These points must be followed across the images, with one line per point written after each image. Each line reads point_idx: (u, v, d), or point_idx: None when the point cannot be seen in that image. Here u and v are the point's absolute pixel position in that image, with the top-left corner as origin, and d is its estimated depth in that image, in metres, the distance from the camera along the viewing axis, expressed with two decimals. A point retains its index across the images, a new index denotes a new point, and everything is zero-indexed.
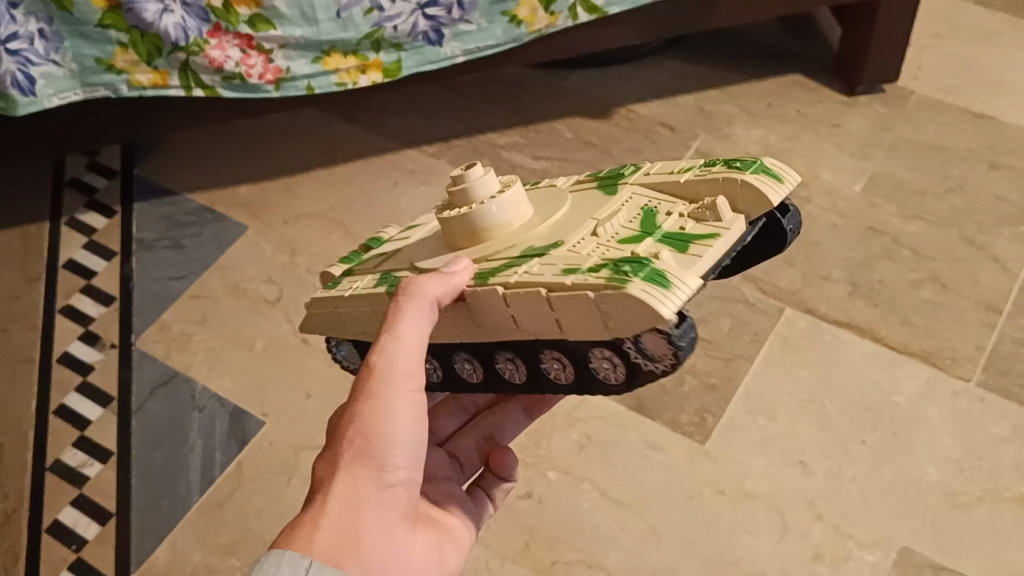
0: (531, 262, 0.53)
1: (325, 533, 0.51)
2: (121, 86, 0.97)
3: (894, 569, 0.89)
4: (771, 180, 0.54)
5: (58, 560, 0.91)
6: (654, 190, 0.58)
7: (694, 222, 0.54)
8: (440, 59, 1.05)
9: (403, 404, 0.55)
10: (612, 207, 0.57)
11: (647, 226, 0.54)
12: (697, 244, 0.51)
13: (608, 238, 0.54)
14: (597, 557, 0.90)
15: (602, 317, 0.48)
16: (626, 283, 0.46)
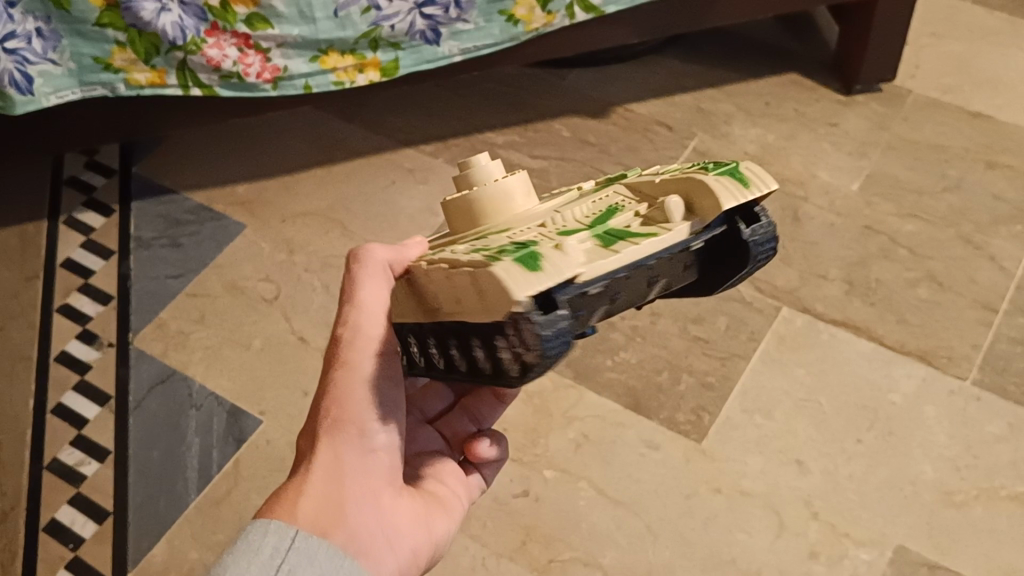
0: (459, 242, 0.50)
1: (310, 496, 0.54)
2: (118, 85, 0.97)
3: (890, 567, 0.90)
4: (729, 183, 0.46)
5: (57, 558, 0.91)
6: (635, 190, 0.52)
7: (647, 223, 0.47)
8: (437, 59, 1.05)
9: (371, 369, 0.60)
10: (582, 203, 0.52)
11: (598, 221, 0.48)
12: (624, 241, 0.45)
13: (553, 229, 0.49)
14: (594, 555, 0.91)
15: (477, 300, 0.43)
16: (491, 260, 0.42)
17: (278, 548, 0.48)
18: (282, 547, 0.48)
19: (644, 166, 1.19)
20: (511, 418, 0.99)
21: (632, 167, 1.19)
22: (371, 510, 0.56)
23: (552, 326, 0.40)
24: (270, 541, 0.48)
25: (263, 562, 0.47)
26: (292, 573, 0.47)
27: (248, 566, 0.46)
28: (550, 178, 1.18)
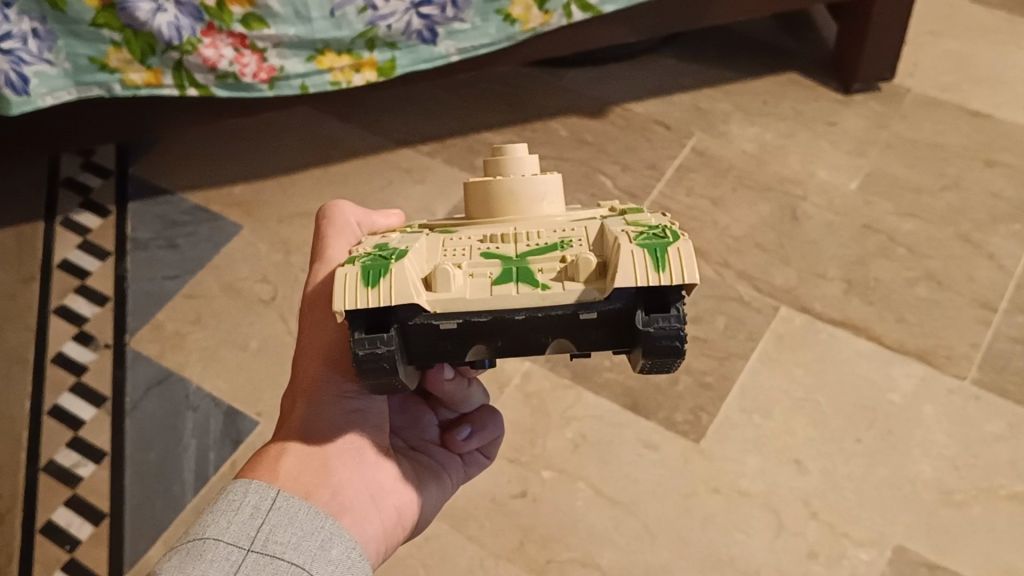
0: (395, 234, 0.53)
1: (292, 456, 0.54)
2: (114, 85, 0.97)
3: (890, 567, 0.89)
4: (637, 264, 0.44)
5: (53, 560, 0.91)
6: (600, 230, 0.52)
7: (561, 271, 0.48)
8: (434, 58, 1.05)
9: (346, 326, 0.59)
10: (548, 228, 0.53)
11: (528, 250, 0.50)
12: (510, 287, 0.46)
13: (490, 245, 0.51)
14: (592, 556, 0.90)
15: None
16: (350, 262, 0.46)
17: (259, 507, 0.47)
18: (262, 506, 0.47)
19: (642, 165, 1.19)
20: (509, 419, 0.98)
21: (630, 166, 1.19)
22: (356, 468, 0.55)
23: (368, 347, 0.44)
24: (250, 500, 0.47)
25: (243, 521, 0.46)
26: (272, 530, 0.46)
27: (227, 525, 0.45)
28: None
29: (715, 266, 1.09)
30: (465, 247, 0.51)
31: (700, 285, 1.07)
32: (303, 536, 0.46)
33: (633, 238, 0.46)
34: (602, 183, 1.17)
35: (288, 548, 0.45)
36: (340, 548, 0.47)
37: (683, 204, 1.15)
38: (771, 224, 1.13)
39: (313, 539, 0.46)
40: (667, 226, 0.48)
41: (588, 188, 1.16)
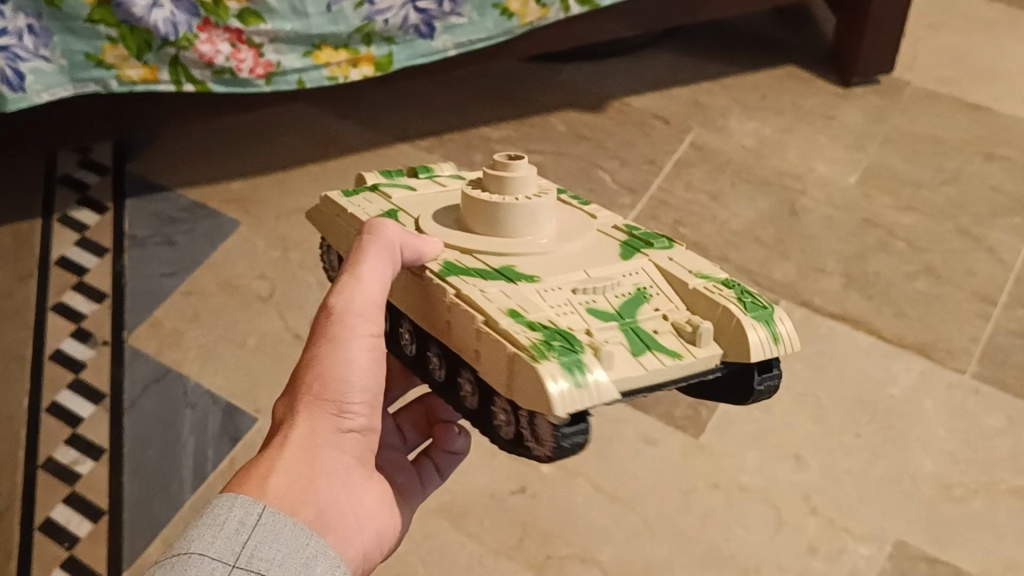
0: (497, 285, 0.57)
1: (285, 471, 0.51)
2: (110, 82, 0.95)
3: (890, 562, 0.88)
4: (764, 340, 0.57)
5: (51, 558, 0.90)
6: (661, 275, 0.62)
7: (670, 332, 0.58)
8: (431, 53, 1.04)
9: (361, 345, 0.55)
10: (615, 272, 0.61)
11: (627, 310, 0.58)
12: (653, 356, 0.55)
13: (584, 299, 0.58)
14: (591, 551, 0.89)
15: (509, 376, 0.52)
16: (540, 359, 0.50)
17: (244, 522, 0.46)
18: (247, 522, 0.46)
19: (641, 160, 1.18)
20: None
21: (629, 161, 1.18)
22: (341, 486, 0.54)
23: (568, 437, 0.52)
24: (236, 514, 0.46)
25: (228, 536, 0.45)
26: (257, 548, 0.45)
27: (213, 539, 0.44)
28: (546, 173, 1.16)
29: (714, 260, 1.08)
30: (567, 303, 0.57)
31: None
32: (288, 553, 0.45)
33: (736, 301, 0.59)
34: (601, 177, 1.16)
35: (272, 565, 0.44)
36: (325, 566, 0.46)
37: (682, 197, 1.14)
38: (771, 219, 1.13)
39: (298, 557, 0.45)
40: (744, 288, 0.61)
41: (587, 183, 1.15)
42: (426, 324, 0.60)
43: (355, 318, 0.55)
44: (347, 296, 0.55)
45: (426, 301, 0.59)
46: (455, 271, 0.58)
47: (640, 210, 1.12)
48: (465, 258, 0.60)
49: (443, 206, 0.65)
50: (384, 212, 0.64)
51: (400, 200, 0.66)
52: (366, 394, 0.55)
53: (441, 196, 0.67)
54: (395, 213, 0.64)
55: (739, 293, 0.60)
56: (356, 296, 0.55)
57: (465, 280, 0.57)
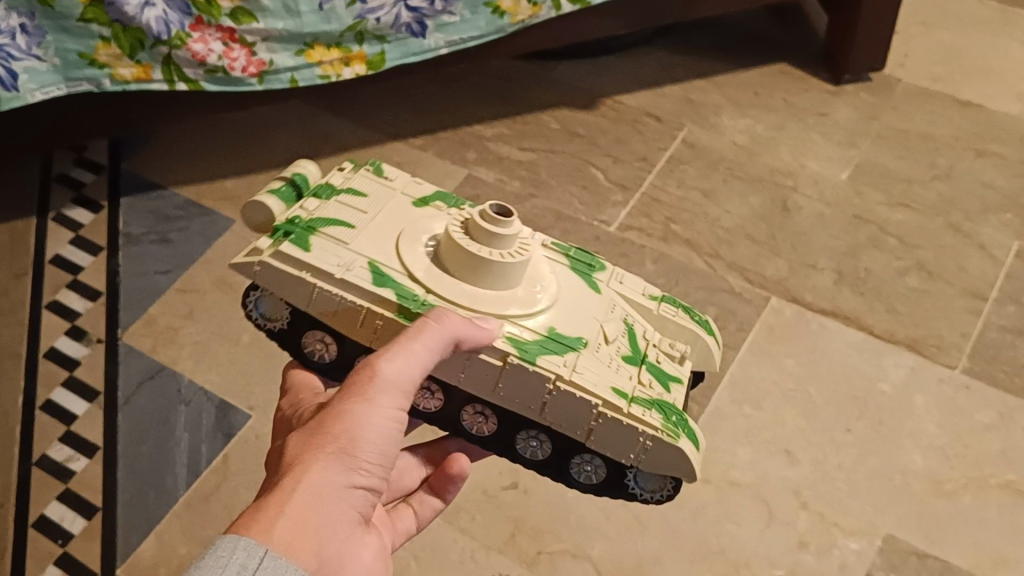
0: (576, 359, 0.60)
1: (289, 519, 0.49)
2: (104, 80, 0.96)
3: (880, 557, 0.89)
4: (715, 345, 0.69)
5: (45, 555, 0.90)
6: (627, 300, 0.67)
7: (665, 357, 0.66)
8: (423, 51, 1.05)
9: (391, 414, 0.54)
10: (606, 310, 0.65)
11: (636, 347, 0.65)
12: (679, 386, 0.65)
13: (614, 347, 0.63)
14: (583, 547, 0.90)
15: (637, 447, 0.61)
16: (678, 438, 0.60)
17: (246, 567, 0.45)
18: (249, 565, 0.45)
19: (633, 158, 1.18)
20: None
21: (621, 159, 1.18)
22: (340, 542, 0.53)
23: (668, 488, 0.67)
24: (238, 557, 0.45)
25: None
26: None
27: None
28: (539, 170, 1.16)
29: (706, 257, 1.09)
30: (611, 358, 0.62)
31: (691, 276, 1.06)
32: None
33: (694, 321, 0.69)
34: (593, 175, 1.16)
35: None
36: None
37: (674, 195, 1.15)
38: (763, 216, 1.13)
39: None
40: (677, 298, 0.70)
41: (579, 181, 1.15)
42: (488, 396, 0.62)
43: (394, 388, 0.54)
44: (394, 365, 0.54)
45: (495, 381, 0.61)
46: (535, 351, 0.60)
47: (633, 208, 1.13)
48: (512, 327, 0.61)
49: (400, 239, 0.63)
50: (369, 269, 0.61)
51: (363, 247, 0.62)
52: (383, 459, 0.54)
53: (380, 226, 0.64)
54: (378, 265, 0.61)
55: (684, 306, 0.69)
56: (402, 368, 0.54)
57: (550, 359, 0.60)
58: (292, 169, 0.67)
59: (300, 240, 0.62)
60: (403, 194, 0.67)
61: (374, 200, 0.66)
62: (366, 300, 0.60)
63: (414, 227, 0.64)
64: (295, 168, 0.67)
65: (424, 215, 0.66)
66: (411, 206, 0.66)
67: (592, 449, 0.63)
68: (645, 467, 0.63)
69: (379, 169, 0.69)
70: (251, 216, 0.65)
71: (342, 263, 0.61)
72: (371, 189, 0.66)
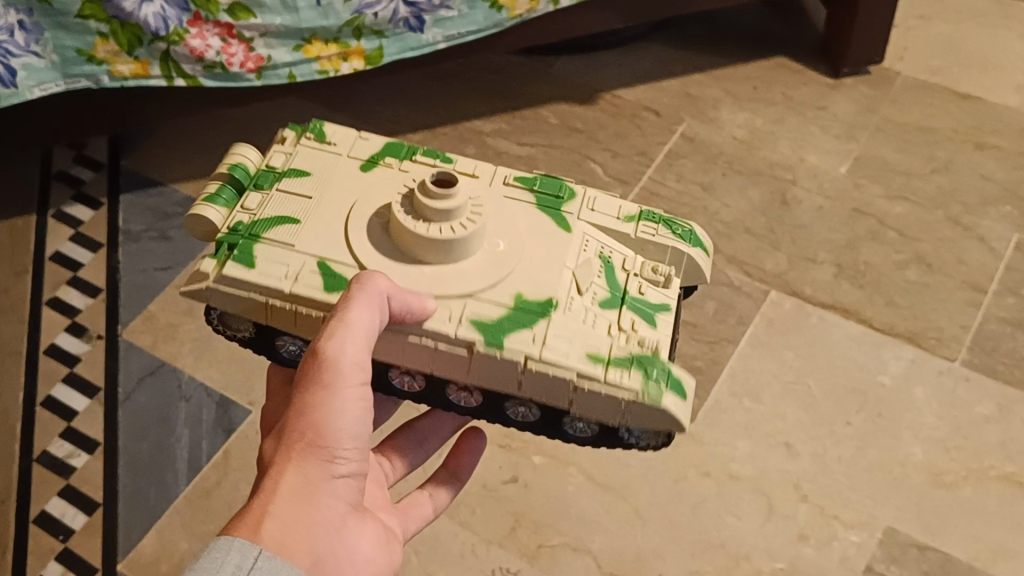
0: (545, 329, 0.60)
1: (274, 519, 0.50)
2: (102, 77, 0.96)
3: (880, 548, 0.89)
4: (702, 256, 0.68)
5: (46, 551, 0.90)
6: (601, 232, 0.67)
7: (648, 285, 0.66)
8: (421, 46, 1.05)
9: (355, 395, 0.55)
10: (577, 253, 0.64)
11: (614, 288, 0.65)
12: (663, 318, 0.64)
13: (591, 297, 0.63)
14: (582, 540, 0.90)
15: (624, 411, 0.60)
16: (661, 398, 0.59)
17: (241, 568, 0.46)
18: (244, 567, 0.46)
19: (632, 152, 1.18)
20: None
21: (620, 153, 1.18)
22: (335, 534, 0.54)
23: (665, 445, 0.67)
24: (231, 560, 0.46)
25: None
26: None
27: None
28: (538, 165, 1.17)
29: None
30: (585, 311, 0.62)
31: None
32: None
33: (675, 235, 0.68)
34: (592, 169, 1.16)
35: None
36: None
37: (673, 188, 1.15)
38: (762, 210, 1.13)
39: None
40: (656, 211, 0.69)
41: (579, 175, 1.15)
42: (465, 378, 0.62)
43: (350, 366, 0.55)
44: (344, 343, 0.54)
45: (467, 364, 0.61)
46: (501, 332, 0.59)
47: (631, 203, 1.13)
48: (476, 306, 0.60)
49: (349, 219, 0.63)
50: (320, 271, 0.60)
51: (311, 241, 0.62)
52: (359, 443, 0.55)
53: (328, 207, 0.64)
54: (327, 263, 0.61)
55: (661, 219, 0.69)
56: (354, 344, 0.55)
57: (517, 337, 0.59)
58: (226, 165, 0.66)
59: (245, 253, 0.61)
60: (350, 160, 0.67)
61: (317, 179, 0.65)
62: (321, 308, 0.60)
63: (364, 200, 0.64)
64: (232, 161, 0.66)
65: (374, 178, 0.66)
66: (357, 171, 0.66)
67: (581, 416, 0.63)
68: (636, 425, 0.62)
69: (320, 134, 0.69)
70: (195, 226, 0.65)
71: (289, 269, 0.61)
72: (312, 166, 0.66)
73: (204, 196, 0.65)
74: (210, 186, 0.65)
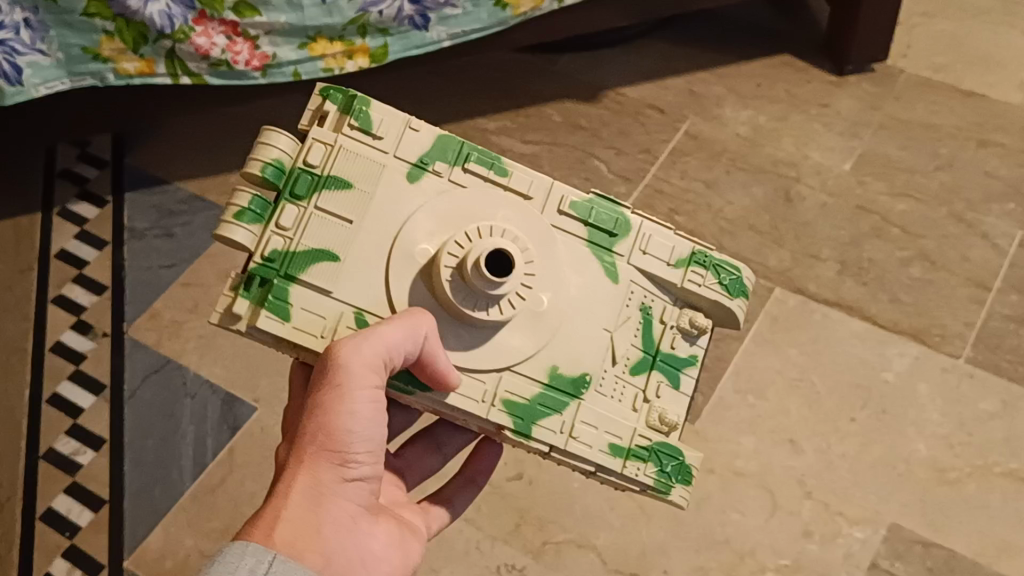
0: (573, 414, 0.62)
1: (287, 521, 0.52)
2: (107, 74, 0.96)
3: (884, 545, 0.91)
4: (743, 307, 0.68)
5: (53, 547, 0.91)
6: (646, 278, 0.66)
7: (681, 336, 0.66)
8: (425, 44, 1.05)
9: (370, 398, 0.55)
10: (618, 312, 0.64)
11: (648, 345, 0.65)
12: (688, 376, 0.66)
13: (623, 363, 0.64)
14: (587, 537, 0.90)
15: (636, 488, 0.65)
16: (669, 492, 0.63)
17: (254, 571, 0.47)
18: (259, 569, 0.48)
19: (635, 150, 1.19)
20: None
21: (623, 151, 1.19)
22: (347, 533, 0.55)
23: None
24: (246, 562, 0.48)
25: None
26: None
27: None
28: (541, 164, 1.17)
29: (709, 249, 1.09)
30: (616, 384, 0.64)
31: None
32: None
33: (722, 286, 0.66)
34: (596, 168, 1.17)
35: None
36: None
37: (676, 186, 1.15)
38: (765, 207, 1.13)
39: None
40: (710, 251, 0.67)
41: (582, 173, 1.16)
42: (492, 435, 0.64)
43: (365, 368, 0.54)
44: (360, 345, 0.54)
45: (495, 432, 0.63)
46: (531, 419, 0.61)
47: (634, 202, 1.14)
48: (511, 382, 0.61)
49: (391, 260, 0.60)
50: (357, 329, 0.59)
51: (352, 289, 0.59)
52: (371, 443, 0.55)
53: (370, 234, 0.60)
54: (364, 318, 0.59)
55: (712, 264, 0.66)
56: (372, 348, 0.54)
57: (545, 423, 0.61)
58: (258, 164, 0.59)
59: (281, 301, 0.58)
60: (397, 162, 0.62)
61: (359, 193, 0.61)
62: None
63: (409, 235, 0.60)
64: (267, 157, 0.59)
65: (421, 198, 0.62)
66: (404, 182, 0.62)
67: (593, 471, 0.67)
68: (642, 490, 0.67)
69: (365, 124, 0.62)
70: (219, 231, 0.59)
71: (327, 325, 0.59)
72: (355, 172, 0.61)
73: (234, 210, 0.58)
74: (239, 190, 0.59)
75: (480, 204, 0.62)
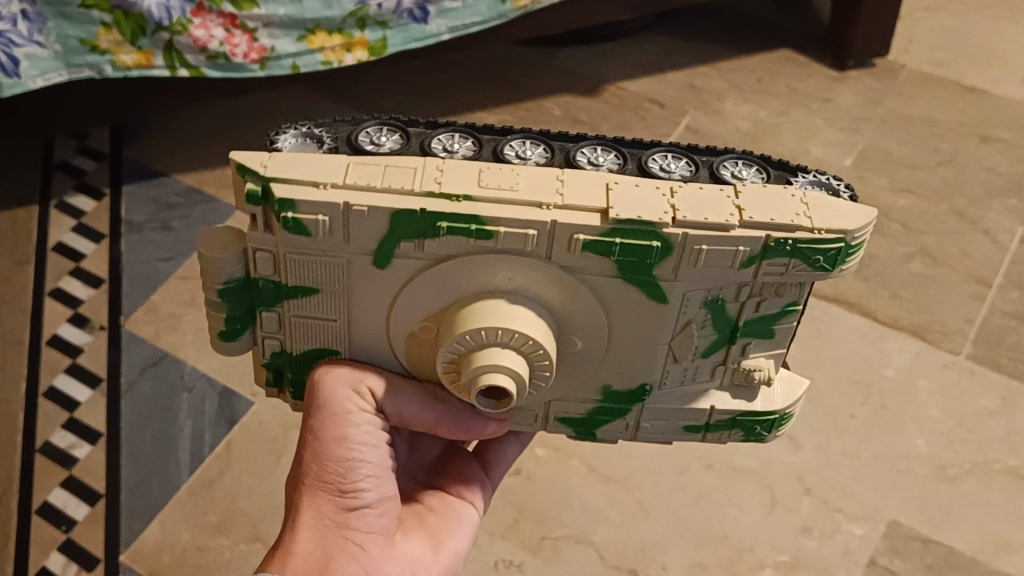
0: (636, 413, 0.64)
1: (296, 554, 0.55)
2: (105, 67, 0.95)
3: (883, 542, 0.89)
4: (853, 261, 0.54)
5: (48, 541, 0.90)
6: (704, 283, 0.55)
7: (769, 299, 0.57)
8: (425, 37, 1.04)
9: (356, 427, 0.58)
10: (672, 326, 0.58)
11: (722, 327, 0.59)
12: (782, 326, 0.59)
13: (688, 359, 0.60)
14: (586, 532, 0.89)
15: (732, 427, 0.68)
16: (765, 438, 0.67)
17: None
18: None
19: None
20: None
21: None
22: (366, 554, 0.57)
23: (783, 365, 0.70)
24: None
25: None
26: None
27: None
28: None
29: None
30: (684, 372, 0.61)
31: None
32: None
33: (811, 264, 0.53)
34: None
35: None
36: None
37: None
38: None
39: None
40: (796, 234, 0.52)
41: None
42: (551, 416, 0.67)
43: (342, 401, 0.58)
44: (332, 374, 0.58)
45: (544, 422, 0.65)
46: (591, 425, 0.65)
47: None
48: (563, 406, 0.63)
49: (393, 344, 0.59)
50: None
51: None
52: (367, 468, 0.58)
53: (358, 323, 0.58)
54: None
55: (796, 252, 0.53)
56: (347, 375, 0.58)
57: (611, 426, 0.65)
58: (213, 293, 0.56)
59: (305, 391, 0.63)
60: (356, 254, 0.53)
61: (332, 294, 0.56)
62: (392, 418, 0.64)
63: (400, 319, 0.57)
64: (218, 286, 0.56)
65: (402, 277, 0.55)
66: (376, 269, 0.54)
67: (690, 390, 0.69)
68: None
69: (301, 227, 0.52)
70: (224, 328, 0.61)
71: None
72: (322, 259, 0.54)
73: (220, 337, 0.59)
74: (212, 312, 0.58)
75: (477, 267, 0.53)
